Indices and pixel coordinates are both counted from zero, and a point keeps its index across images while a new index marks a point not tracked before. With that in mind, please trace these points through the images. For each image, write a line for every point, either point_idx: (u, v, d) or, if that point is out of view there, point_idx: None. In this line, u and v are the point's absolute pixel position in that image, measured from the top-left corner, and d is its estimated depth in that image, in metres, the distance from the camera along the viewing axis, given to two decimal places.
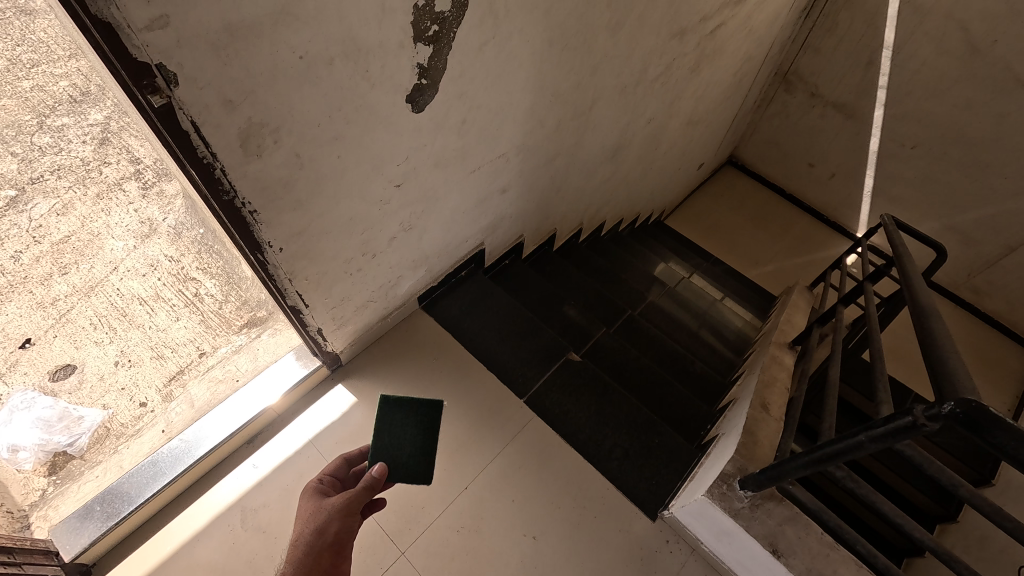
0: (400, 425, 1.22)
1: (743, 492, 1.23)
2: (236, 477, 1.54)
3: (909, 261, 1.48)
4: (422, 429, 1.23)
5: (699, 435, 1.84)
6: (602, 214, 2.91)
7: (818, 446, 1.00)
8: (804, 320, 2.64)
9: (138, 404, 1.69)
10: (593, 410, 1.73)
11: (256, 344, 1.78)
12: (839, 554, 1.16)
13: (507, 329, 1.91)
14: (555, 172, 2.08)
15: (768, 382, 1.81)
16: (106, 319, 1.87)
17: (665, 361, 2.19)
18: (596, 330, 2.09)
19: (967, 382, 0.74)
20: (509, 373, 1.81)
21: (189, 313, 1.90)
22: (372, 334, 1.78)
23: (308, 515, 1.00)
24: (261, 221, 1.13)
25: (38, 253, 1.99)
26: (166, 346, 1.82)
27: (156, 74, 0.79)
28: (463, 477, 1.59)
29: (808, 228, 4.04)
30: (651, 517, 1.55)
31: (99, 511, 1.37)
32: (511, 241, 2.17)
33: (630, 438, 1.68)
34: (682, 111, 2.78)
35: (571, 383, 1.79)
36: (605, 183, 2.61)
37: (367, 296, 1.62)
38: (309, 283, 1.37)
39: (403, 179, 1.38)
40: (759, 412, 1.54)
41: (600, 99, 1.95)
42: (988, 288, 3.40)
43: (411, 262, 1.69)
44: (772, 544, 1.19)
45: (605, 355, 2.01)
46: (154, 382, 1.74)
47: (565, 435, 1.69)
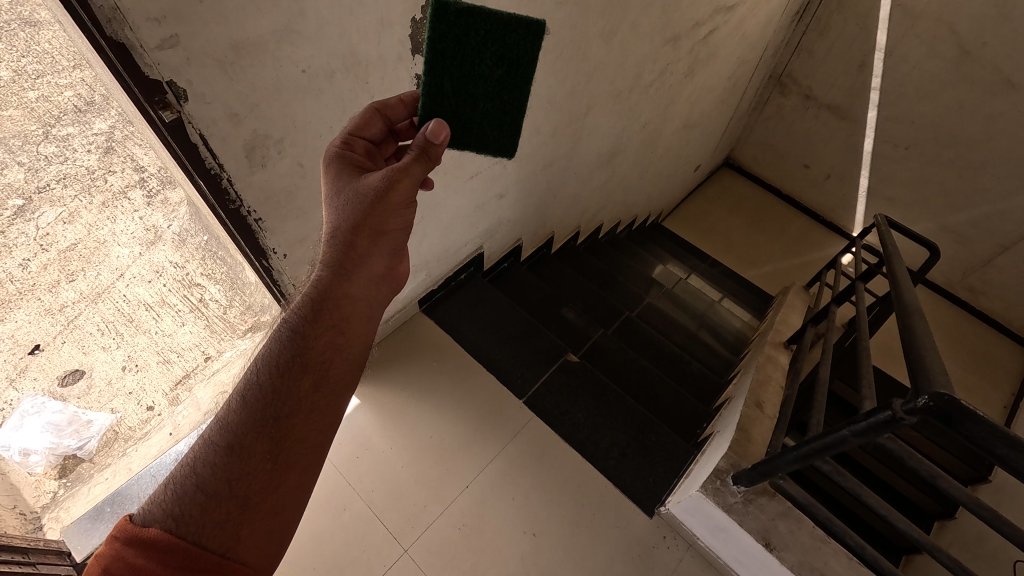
0: (473, 78, 0.95)
1: (736, 487, 1.27)
2: None
3: (899, 261, 1.52)
4: (504, 52, 0.93)
5: (695, 434, 1.88)
6: (599, 216, 2.94)
7: (806, 442, 1.04)
8: (800, 320, 2.67)
9: (145, 408, 1.74)
10: (591, 410, 1.77)
11: None
12: (830, 547, 1.20)
13: (506, 331, 1.94)
14: (552, 177, 2.12)
15: (762, 381, 1.85)
16: (114, 325, 1.92)
17: (662, 361, 2.22)
18: (594, 331, 2.13)
19: (944, 377, 0.77)
20: (509, 375, 1.84)
21: (194, 318, 1.91)
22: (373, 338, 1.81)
23: (340, 191, 0.87)
24: (265, 227, 1.16)
25: (45, 261, 2.05)
26: (172, 351, 1.86)
27: (166, 90, 0.82)
28: (464, 476, 1.62)
29: (804, 229, 4.08)
30: (649, 514, 1.59)
31: (110, 512, 1.43)
32: (509, 244, 2.21)
33: (627, 437, 1.71)
34: (677, 115, 2.82)
35: (569, 384, 1.82)
36: (602, 186, 2.65)
37: None
38: None
39: None
40: (753, 410, 1.58)
41: (595, 105, 1.99)
42: (984, 287, 3.43)
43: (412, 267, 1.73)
44: (765, 538, 1.22)
45: (603, 356, 2.04)
46: (160, 387, 1.79)
47: (564, 435, 1.72)
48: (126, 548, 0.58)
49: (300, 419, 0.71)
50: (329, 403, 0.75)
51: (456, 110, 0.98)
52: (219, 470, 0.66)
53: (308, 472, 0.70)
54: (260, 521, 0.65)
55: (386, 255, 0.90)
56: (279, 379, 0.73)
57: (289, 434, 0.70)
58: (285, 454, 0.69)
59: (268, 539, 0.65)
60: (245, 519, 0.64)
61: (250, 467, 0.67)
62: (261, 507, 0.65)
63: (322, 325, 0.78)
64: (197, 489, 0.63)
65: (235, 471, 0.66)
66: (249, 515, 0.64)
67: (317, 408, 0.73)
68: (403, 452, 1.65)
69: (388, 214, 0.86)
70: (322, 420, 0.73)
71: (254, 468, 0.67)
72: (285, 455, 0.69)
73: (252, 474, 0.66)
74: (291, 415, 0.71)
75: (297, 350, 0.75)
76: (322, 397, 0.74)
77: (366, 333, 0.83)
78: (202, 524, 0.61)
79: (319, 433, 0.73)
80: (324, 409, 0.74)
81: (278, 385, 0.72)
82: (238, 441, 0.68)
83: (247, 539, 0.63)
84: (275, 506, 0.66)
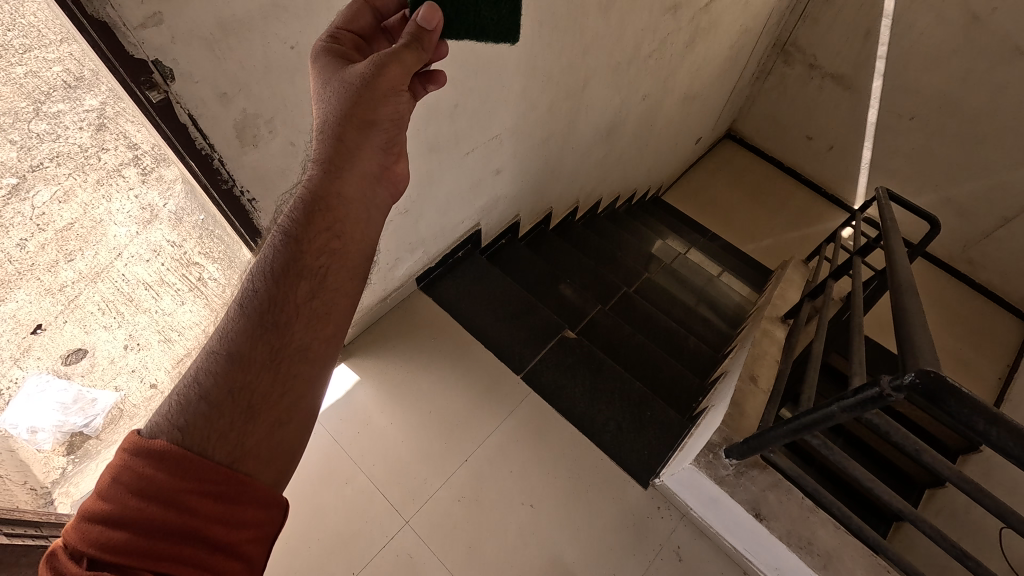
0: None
1: (728, 460, 1.30)
2: None
3: (896, 235, 1.52)
4: None
5: (691, 408, 1.91)
6: (599, 191, 2.92)
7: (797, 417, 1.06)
8: (798, 293, 2.68)
9: (147, 386, 1.88)
10: (587, 385, 1.79)
11: None
12: (817, 516, 1.23)
13: (503, 309, 1.96)
14: (550, 153, 2.10)
15: (757, 355, 1.87)
16: (113, 304, 1.89)
17: (659, 336, 2.24)
18: (591, 308, 2.14)
19: (932, 355, 0.78)
20: (507, 352, 1.86)
21: (194, 297, 1.90)
22: (371, 316, 1.83)
23: (329, 82, 0.81)
24: (259, 208, 1.15)
25: (44, 240, 1.81)
26: (173, 330, 1.93)
27: (152, 69, 0.80)
28: (463, 451, 1.65)
29: (805, 202, 4.05)
30: (644, 485, 1.62)
31: None
32: (507, 221, 2.20)
33: (622, 411, 1.74)
34: (678, 86, 2.77)
35: (567, 360, 1.84)
36: (601, 161, 2.62)
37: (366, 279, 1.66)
38: None
39: None
40: (747, 384, 1.60)
41: (594, 79, 1.96)
42: (983, 260, 3.42)
43: (408, 245, 1.73)
44: (755, 508, 1.25)
45: (600, 332, 2.06)
46: (162, 365, 1.89)
47: (561, 410, 1.75)
48: (131, 459, 0.53)
49: (300, 326, 0.66)
50: (328, 309, 0.70)
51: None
52: (220, 374, 0.60)
53: (312, 379, 0.66)
54: (267, 431, 0.60)
55: (379, 151, 0.85)
56: (277, 283, 0.67)
57: (289, 340, 0.65)
58: (289, 360, 0.64)
59: (278, 453, 0.61)
60: (254, 430, 0.59)
61: (255, 372, 0.62)
62: (269, 417, 0.61)
63: (313, 227, 0.73)
64: (201, 396, 0.59)
65: (236, 379, 0.61)
66: (257, 424, 0.60)
67: (318, 310, 0.69)
68: (404, 428, 1.69)
69: (380, 102, 0.81)
70: (323, 325, 0.69)
71: (255, 375, 0.62)
72: (284, 360, 0.64)
73: (257, 379, 0.62)
74: (291, 317, 0.66)
75: (292, 253, 0.70)
76: (321, 302, 0.69)
77: (366, 240, 0.79)
78: (210, 432, 0.57)
79: (320, 339, 0.68)
80: (323, 314, 0.69)
81: (273, 293, 0.66)
82: (240, 343, 0.63)
83: (253, 450, 0.59)
84: (281, 416, 0.62)
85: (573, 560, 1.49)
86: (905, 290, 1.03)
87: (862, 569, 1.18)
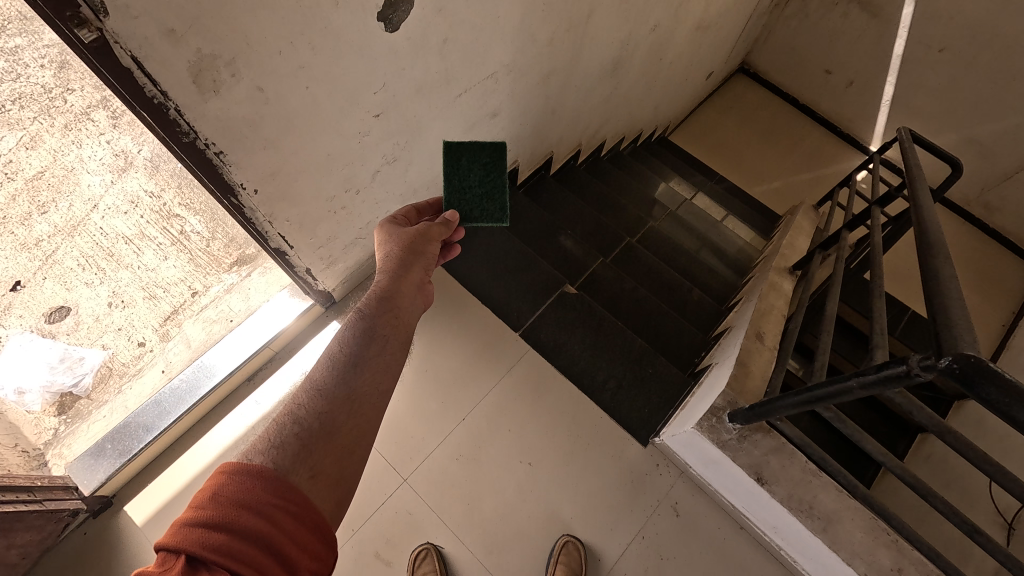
0: (467, 168, 1.35)
1: (732, 425, 1.26)
2: (241, 415, 1.60)
3: (921, 178, 1.40)
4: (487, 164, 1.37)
5: (692, 363, 1.87)
6: (602, 133, 2.75)
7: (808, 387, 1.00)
8: (807, 242, 2.57)
9: (136, 344, 1.71)
10: (587, 342, 1.74)
11: (247, 284, 1.74)
12: (820, 480, 1.21)
13: (500, 263, 1.87)
14: (550, 92, 1.94)
15: (764, 310, 1.80)
16: (94, 259, 1.84)
17: (662, 289, 2.17)
18: (592, 261, 2.05)
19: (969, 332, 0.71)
20: (504, 308, 1.80)
21: (177, 252, 1.86)
22: (362, 271, 1.75)
23: (389, 235, 1.08)
24: (230, 162, 1.05)
25: (13, 190, 1.85)
26: (157, 286, 1.81)
27: (80, 3, 0.69)
28: (460, 410, 1.63)
29: (820, 142, 3.84)
30: (643, 443, 1.61)
31: (111, 448, 1.44)
32: (504, 167, 2.07)
33: (623, 369, 1.71)
34: (692, 15, 2.53)
35: (566, 316, 1.78)
36: (606, 100, 2.45)
37: (354, 234, 1.58)
38: (290, 225, 1.31)
39: (382, 108, 1.28)
40: (753, 343, 1.55)
41: (600, 7, 1.77)
42: (1001, 204, 3.29)
43: (398, 196, 1.62)
44: (757, 473, 1.23)
45: (601, 287, 1.99)
46: (149, 322, 1.75)
47: (560, 368, 1.71)
48: (233, 474, 0.56)
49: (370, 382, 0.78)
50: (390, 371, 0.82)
51: (468, 202, 1.33)
52: (314, 409, 0.71)
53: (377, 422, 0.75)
54: (344, 459, 0.67)
55: (422, 274, 1.04)
56: (353, 352, 0.81)
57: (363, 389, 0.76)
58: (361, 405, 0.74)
59: (346, 480, 0.66)
60: (331, 455, 0.66)
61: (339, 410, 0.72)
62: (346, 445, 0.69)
63: (381, 318, 0.88)
64: (296, 424, 0.67)
65: (324, 414, 0.70)
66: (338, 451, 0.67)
67: (383, 371, 0.81)
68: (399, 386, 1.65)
69: (428, 241, 1.09)
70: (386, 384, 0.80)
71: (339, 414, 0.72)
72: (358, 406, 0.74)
73: (340, 414, 0.71)
74: (367, 376, 0.79)
75: (365, 329, 0.85)
76: (386, 368, 0.82)
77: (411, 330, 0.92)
78: (302, 451, 0.64)
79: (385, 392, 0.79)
80: (383, 372, 0.81)
81: (352, 358, 0.80)
82: (329, 389, 0.74)
83: (324, 468, 0.64)
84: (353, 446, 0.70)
85: (570, 516, 1.50)
86: (936, 247, 0.94)
87: (861, 532, 1.18)
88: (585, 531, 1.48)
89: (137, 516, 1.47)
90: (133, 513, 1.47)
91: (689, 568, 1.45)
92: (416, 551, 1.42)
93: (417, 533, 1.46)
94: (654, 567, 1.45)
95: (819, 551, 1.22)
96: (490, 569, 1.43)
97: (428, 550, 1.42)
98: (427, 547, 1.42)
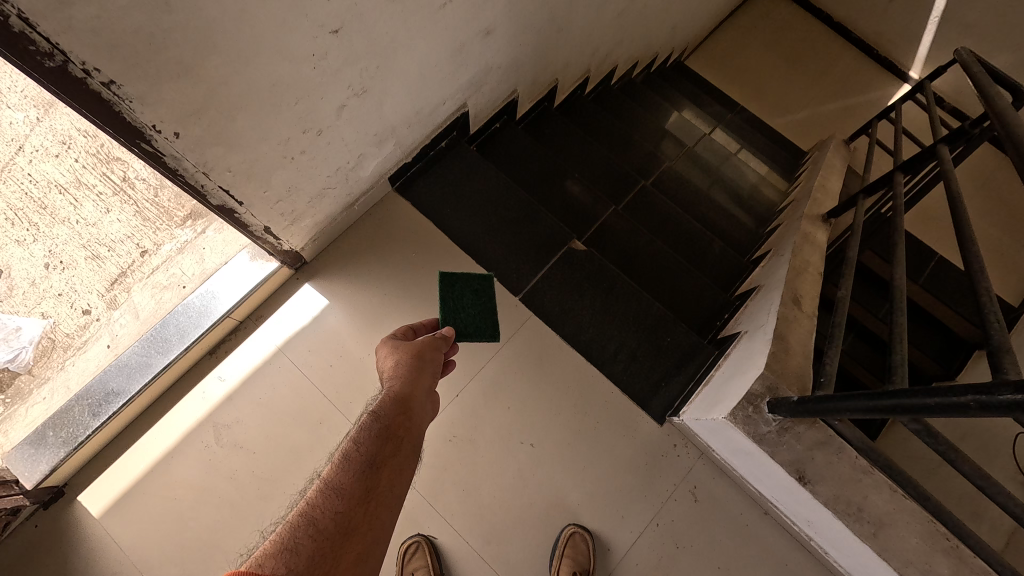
0: (460, 298, 1.25)
1: (772, 416, 1.07)
2: (202, 393, 1.40)
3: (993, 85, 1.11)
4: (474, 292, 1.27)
5: (714, 327, 1.67)
6: (613, 57, 2.39)
7: (885, 393, 0.78)
8: (840, 182, 2.25)
9: (80, 312, 1.48)
10: (597, 306, 1.52)
11: (201, 243, 1.51)
12: (872, 480, 1.03)
13: (497, 214, 1.61)
14: (556, 4, 1.59)
15: (798, 267, 1.55)
16: (24, 213, 1.58)
17: (680, 240, 1.93)
18: (603, 209, 1.79)
19: None
20: (502, 268, 1.56)
21: (121, 204, 1.60)
22: (336, 226, 1.50)
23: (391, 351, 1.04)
24: (128, 95, 0.78)
25: None
26: (101, 244, 1.55)
27: None
28: (453, 385, 1.44)
29: (855, 66, 3.43)
30: (659, 420, 1.44)
31: (53, 436, 1.25)
32: (501, 99, 1.76)
33: (638, 337, 1.50)
34: None
35: (573, 276, 1.55)
36: (621, 15, 2.08)
37: (322, 183, 1.31)
38: (235, 175, 1.05)
39: (341, 22, 0.98)
40: (791, 310, 1.33)
41: None
42: None
43: (372, 136, 1.34)
44: (798, 471, 1.05)
45: (612, 240, 1.74)
46: (94, 287, 1.51)
47: (566, 336, 1.50)
48: None
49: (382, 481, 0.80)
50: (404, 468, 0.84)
51: (468, 324, 1.21)
52: (329, 509, 0.74)
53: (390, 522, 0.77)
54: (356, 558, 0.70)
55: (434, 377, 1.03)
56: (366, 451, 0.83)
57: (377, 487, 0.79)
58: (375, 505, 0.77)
59: None
60: (341, 558, 0.68)
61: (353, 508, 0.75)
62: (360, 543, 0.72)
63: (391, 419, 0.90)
64: (312, 527, 0.70)
65: (333, 519, 0.72)
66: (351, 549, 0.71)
67: (396, 475, 0.83)
68: None
69: (436, 347, 1.06)
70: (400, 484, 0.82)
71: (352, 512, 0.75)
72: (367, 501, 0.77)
73: (351, 515, 0.74)
74: (381, 479, 0.81)
75: (379, 433, 0.87)
76: (399, 471, 0.83)
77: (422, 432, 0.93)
78: (313, 557, 0.67)
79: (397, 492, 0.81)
80: (394, 474, 0.82)
81: (363, 461, 0.81)
82: (343, 492, 0.77)
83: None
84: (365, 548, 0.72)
85: (577, 503, 1.35)
86: None
87: (917, 537, 1.01)
88: (593, 519, 1.34)
89: (92, 507, 1.30)
90: (87, 504, 1.30)
91: (708, 557, 1.32)
92: (406, 544, 1.28)
93: (407, 523, 1.32)
94: (669, 557, 1.32)
95: (863, 554, 1.06)
96: (488, 561, 1.30)
97: (419, 543, 1.27)
98: (419, 539, 1.28)
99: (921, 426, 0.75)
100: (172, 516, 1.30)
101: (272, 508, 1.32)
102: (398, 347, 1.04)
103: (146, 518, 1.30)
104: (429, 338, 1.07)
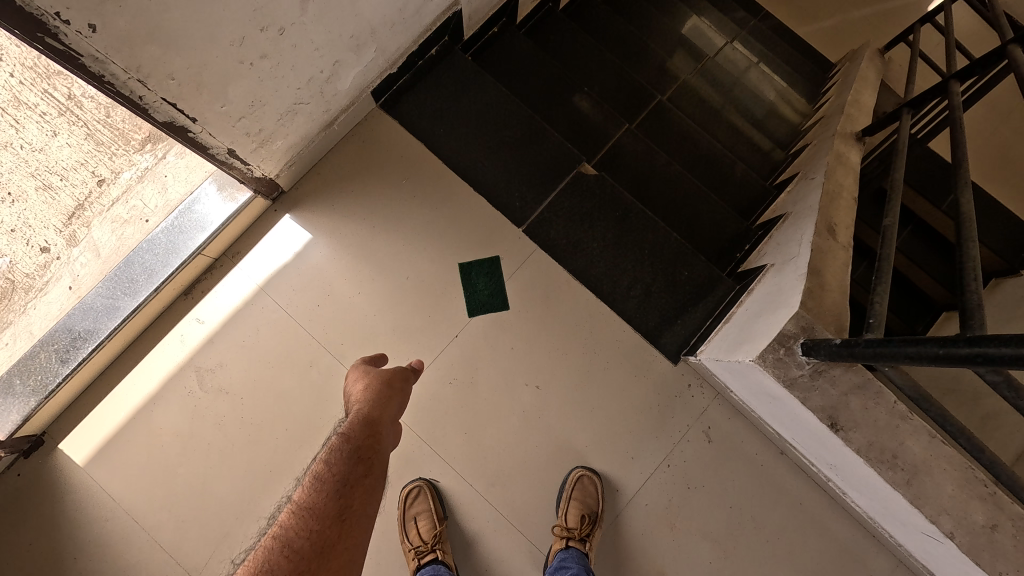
0: (473, 279, 1.36)
1: (806, 359, 0.96)
2: (181, 336, 1.29)
3: None
4: (487, 274, 1.36)
5: (734, 259, 1.53)
6: None
7: (950, 339, 0.66)
8: (874, 97, 1.93)
9: (38, 250, 1.33)
10: (608, 237, 1.38)
11: (161, 169, 1.36)
12: (911, 426, 0.95)
13: (496, 134, 1.42)
14: None
15: (832, 191, 1.39)
16: None
17: (698, 163, 1.75)
18: (615, 128, 1.59)
19: None
20: (503, 196, 1.40)
21: (69, 126, 1.35)
22: (316, 148, 1.33)
23: (358, 383, 1.04)
24: None
25: None
26: (51, 173, 1.35)
27: None
28: (452, 325, 1.33)
29: None
30: (672, 359, 1.34)
31: (21, 385, 1.15)
32: None
33: (652, 271, 1.37)
34: None
35: (583, 204, 1.39)
36: None
37: (292, 97, 1.11)
38: (181, 85, 0.88)
39: None
40: (826, 240, 1.19)
41: None
42: None
43: (349, 39, 1.13)
44: (830, 417, 0.96)
45: (625, 164, 1.57)
46: (51, 222, 1.34)
47: (574, 271, 1.37)
48: None
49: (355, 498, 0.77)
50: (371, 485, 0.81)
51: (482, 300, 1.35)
52: (300, 534, 0.70)
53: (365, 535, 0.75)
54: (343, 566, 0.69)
55: (399, 409, 1.00)
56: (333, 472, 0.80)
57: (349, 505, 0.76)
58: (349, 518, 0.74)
59: None
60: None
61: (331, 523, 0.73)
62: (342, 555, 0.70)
63: (359, 442, 0.86)
64: (277, 558, 0.66)
65: (298, 544, 0.68)
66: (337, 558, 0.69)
67: (365, 495, 0.79)
68: (375, 297, 1.34)
69: (397, 377, 1.07)
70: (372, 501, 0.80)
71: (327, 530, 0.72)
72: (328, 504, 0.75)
73: (324, 538, 0.70)
74: (352, 497, 0.78)
75: (346, 452, 0.83)
76: (368, 493, 0.80)
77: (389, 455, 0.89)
78: None
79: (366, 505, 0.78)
80: (361, 500, 0.78)
81: (330, 486, 0.78)
82: (314, 517, 0.73)
83: None
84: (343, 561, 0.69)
85: (585, 445, 1.29)
86: None
87: (953, 484, 0.94)
88: (602, 461, 1.28)
89: (75, 456, 1.24)
90: (70, 452, 1.23)
91: (720, 496, 1.28)
92: (407, 488, 1.23)
93: (408, 468, 1.26)
94: (680, 497, 1.27)
95: (892, 499, 1.00)
96: (493, 504, 1.25)
97: (421, 487, 1.22)
98: (420, 484, 1.22)
99: (1002, 378, 0.63)
100: (161, 463, 1.24)
101: (265, 453, 1.25)
102: (366, 376, 1.05)
103: (132, 465, 1.24)
104: (399, 369, 1.10)
